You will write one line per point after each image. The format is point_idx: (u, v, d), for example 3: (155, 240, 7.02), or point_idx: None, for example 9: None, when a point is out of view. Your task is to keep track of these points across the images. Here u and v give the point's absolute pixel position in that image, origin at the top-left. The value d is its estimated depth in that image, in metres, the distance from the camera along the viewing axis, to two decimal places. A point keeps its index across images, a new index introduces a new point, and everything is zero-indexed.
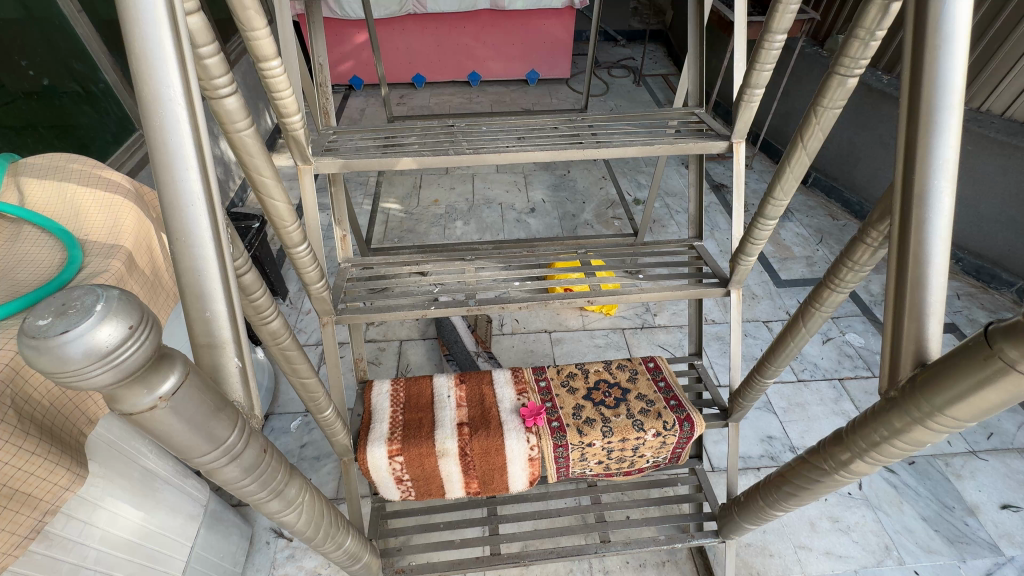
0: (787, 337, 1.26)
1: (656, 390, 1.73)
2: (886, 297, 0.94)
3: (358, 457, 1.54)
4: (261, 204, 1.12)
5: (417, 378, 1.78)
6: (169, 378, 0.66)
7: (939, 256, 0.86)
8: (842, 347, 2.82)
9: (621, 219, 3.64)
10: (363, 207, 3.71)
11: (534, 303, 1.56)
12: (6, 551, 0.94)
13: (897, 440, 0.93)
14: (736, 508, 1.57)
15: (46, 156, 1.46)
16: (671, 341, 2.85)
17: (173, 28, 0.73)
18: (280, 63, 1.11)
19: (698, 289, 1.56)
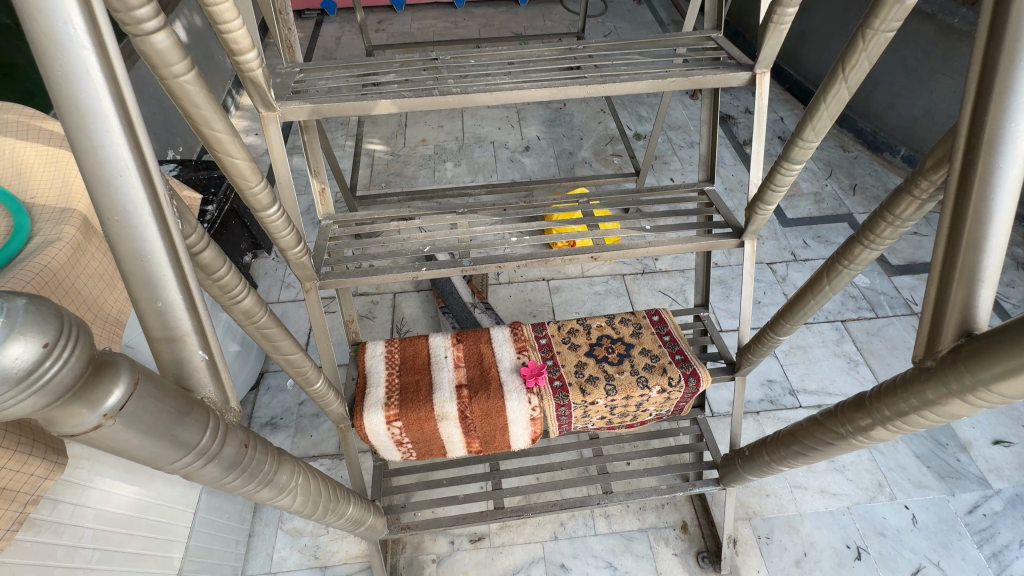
0: (806, 294, 1.17)
1: (660, 344, 1.67)
2: (932, 258, 0.83)
3: (355, 423, 1.50)
4: (218, 163, 0.96)
5: (412, 338, 1.70)
6: (113, 391, 0.56)
7: (1004, 213, 0.74)
8: (846, 288, 2.76)
9: (621, 156, 3.44)
10: (345, 148, 3.46)
11: (535, 261, 1.44)
12: None
13: (930, 410, 0.86)
14: (739, 460, 1.57)
15: None
16: (672, 286, 2.78)
17: None
18: None
19: (711, 240, 1.44)
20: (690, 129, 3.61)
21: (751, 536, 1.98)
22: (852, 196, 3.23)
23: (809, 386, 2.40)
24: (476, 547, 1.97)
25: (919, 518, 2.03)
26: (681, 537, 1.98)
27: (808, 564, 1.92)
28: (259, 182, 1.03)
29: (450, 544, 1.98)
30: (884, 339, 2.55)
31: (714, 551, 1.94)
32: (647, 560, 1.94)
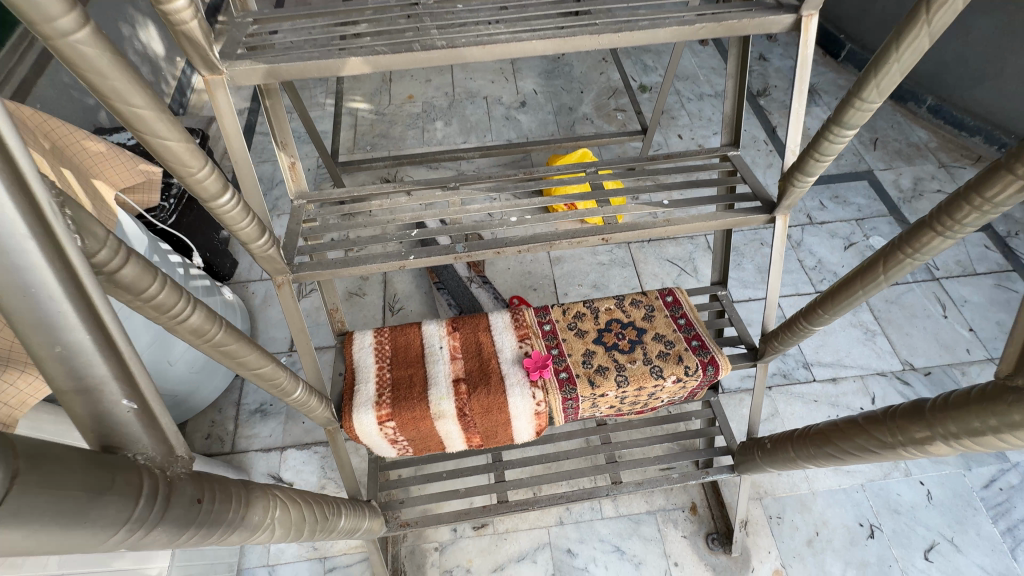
0: (853, 284, 1.01)
1: (676, 329, 1.52)
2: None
3: (344, 425, 1.37)
4: (146, 146, 0.77)
5: (403, 326, 1.56)
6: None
7: None
8: (865, 253, 2.60)
9: (625, 111, 3.17)
10: (325, 107, 3.17)
11: (538, 245, 1.25)
12: None
13: (1020, 432, 0.72)
14: (760, 452, 1.46)
15: None
16: (681, 254, 2.61)
17: None
18: None
19: (738, 217, 1.26)
20: (700, 80, 3.32)
21: (761, 516, 1.93)
22: (873, 152, 3.01)
23: (823, 358, 2.29)
24: (479, 534, 1.91)
25: (934, 493, 1.97)
26: (690, 519, 1.93)
27: (819, 543, 1.88)
28: (203, 166, 0.84)
29: (452, 532, 1.91)
30: (903, 307, 2.42)
31: (724, 532, 1.88)
32: (655, 543, 1.89)
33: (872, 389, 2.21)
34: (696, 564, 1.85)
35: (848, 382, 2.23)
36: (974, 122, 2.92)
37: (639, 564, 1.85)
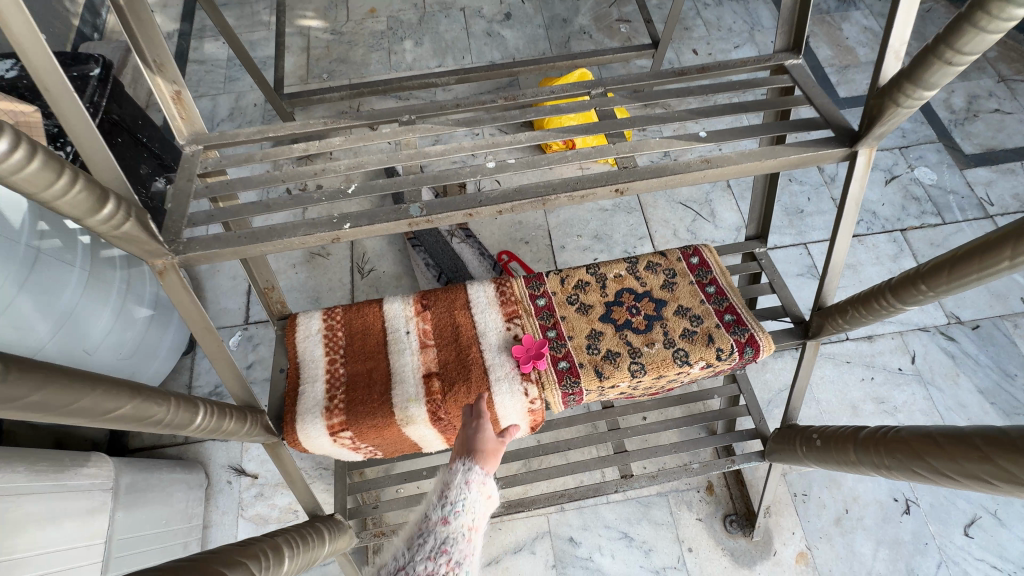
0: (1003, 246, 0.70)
1: (703, 300, 1.20)
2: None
3: (288, 438, 1.09)
4: None
5: (360, 306, 1.23)
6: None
7: None
8: (908, 188, 2.24)
9: (630, 23, 2.65)
10: (269, 27, 2.63)
11: (527, 202, 0.88)
12: None
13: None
14: (802, 446, 1.20)
15: None
16: (695, 196, 2.24)
17: None
18: None
19: (806, 154, 0.90)
20: None
21: (785, 495, 1.72)
22: None
23: None
24: None
25: None
26: (706, 500, 1.72)
27: (849, 522, 1.69)
28: (11, 147, 0.54)
29: None
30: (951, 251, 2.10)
31: (744, 514, 1.69)
32: (667, 527, 1.69)
33: (912, 347, 1.94)
34: (712, 549, 1.66)
35: (886, 340, 1.95)
36: None
37: (649, 551, 1.66)
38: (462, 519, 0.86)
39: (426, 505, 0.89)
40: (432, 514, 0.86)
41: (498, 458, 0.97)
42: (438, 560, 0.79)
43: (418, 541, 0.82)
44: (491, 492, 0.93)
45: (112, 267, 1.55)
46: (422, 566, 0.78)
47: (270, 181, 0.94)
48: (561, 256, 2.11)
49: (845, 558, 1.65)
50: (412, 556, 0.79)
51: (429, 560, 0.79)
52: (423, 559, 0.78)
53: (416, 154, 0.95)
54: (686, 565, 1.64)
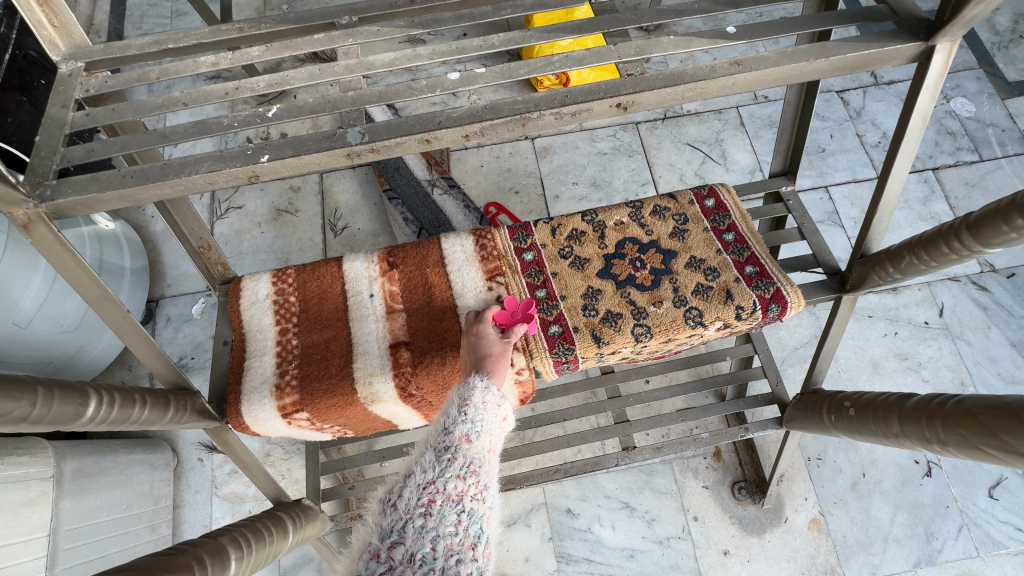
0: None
1: (720, 250, 1.02)
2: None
3: (233, 421, 0.93)
4: None
5: (315, 266, 1.04)
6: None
7: None
8: (943, 121, 2.00)
9: None
10: None
11: (500, 123, 0.68)
12: None
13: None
14: (832, 415, 1.04)
15: None
16: (704, 135, 2.00)
17: None
18: None
19: (869, 49, 0.68)
20: None
21: (799, 459, 1.60)
22: None
23: None
24: None
25: None
26: (713, 468, 1.60)
27: (866, 486, 1.58)
28: None
29: None
30: (987, 192, 1.89)
31: (754, 480, 1.57)
32: (672, 496, 1.58)
33: (940, 298, 1.77)
34: (720, 517, 1.56)
35: (912, 292, 1.78)
36: None
37: (652, 521, 1.56)
38: (484, 438, 0.72)
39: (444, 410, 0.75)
40: (453, 428, 0.71)
41: (507, 371, 0.84)
42: (468, 478, 0.67)
43: (443, 454, 0.68)
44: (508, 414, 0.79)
45: None
46: (452, 486, 0.65)
47: (169, 104, 0.73)
48: (554, 207, 1.91)
49: (861, 524, 1.54)
50: (442, 471, 0.66)
51: (458, 479, 0.66)
52: (454, 477, 0.66)
53: (358, 66, 0.73)
54: (690, 535, 1.54)
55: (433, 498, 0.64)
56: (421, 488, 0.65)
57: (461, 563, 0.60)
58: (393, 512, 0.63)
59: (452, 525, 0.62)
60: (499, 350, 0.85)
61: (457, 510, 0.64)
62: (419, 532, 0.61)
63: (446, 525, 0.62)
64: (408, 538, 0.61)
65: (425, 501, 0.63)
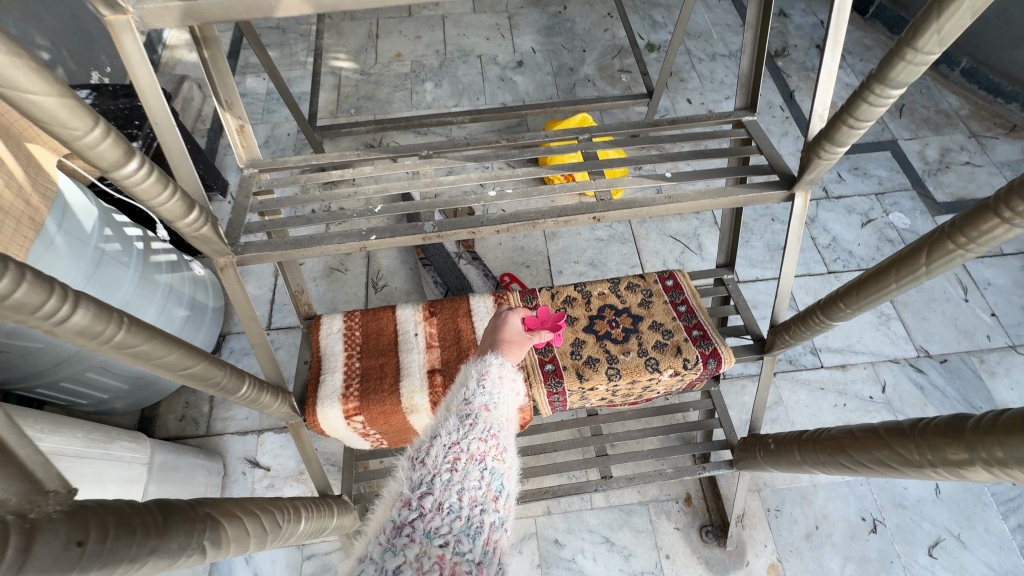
0: (947, 241, 0.74)
1: (675, 317, 1.38)
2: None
3: (308, 418, 1.26)
4: (6, 100, 0.61)
5: (376, 310, 1.42)
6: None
7: None
8: (883, 231, 2.42)
9: (630, 73, 2.92)
10: (305, 66, 2.93)
11: (519, 225, 1.09)
12: None
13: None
14: (762, 451, 1.34)
15: None
16: (685, 230, 2.44)
17: None
18: None
19: (752, 193, 1.09)
20: (714, 38, 3.05)
21: (759, 509, 1.84)
22: (899, 119, 2.77)
23: (833, 344, 2.15)
24: None
25: (943, 488, 1.87)
26: (684, 511, 1.84)
27: (819, 538, 1.79)
28: (141, 166, 0.76)
29: None
30: (921, 290, 2.26)
31: (719, 525, 1.80)
32: (647, 534, 1.81)
33: (883, 377, 2.08)
34: (689, 557, 1.77)
35: (858, 369, 2.09)
36: (1011, 87, 2.68)
37: (629, 556, 1.77)
38: (500, 409, 0.85)
39: (464, 389, 0.88)
40: (473, 400, 0.84)
41: (520, 352, 1.03)
42: (489, 441, 0.78)
43: (466, 419, 0.80)
44: (519, 387, 0.95)
45: (160, 272, 1.76)
46: (474, 446, 0.75)
47: (311, 200, 1.16)
48: (558, 280, 2.30)
49: (814, 572, 1.74)
50: (465, 434, 0.77)
51: (480, 441, 0.76)
52: (476, 439, 0.76)
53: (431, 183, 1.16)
54: (662, 571, 1.75)
55: (458, 456, 0.73)
56: (447, 448, 0.75)
57: (484, 511, 0.69)
58: (422, 467, 0.72)
59: (475, 479, 0.72)
60: (516, 336, 1.07)
61: (480, 467, 0.73)
62: (446, 483, 0.70)
63: (470, 479, 0.71)
64: (436, 489, 0.69)
65: (451, 458, 0.73)
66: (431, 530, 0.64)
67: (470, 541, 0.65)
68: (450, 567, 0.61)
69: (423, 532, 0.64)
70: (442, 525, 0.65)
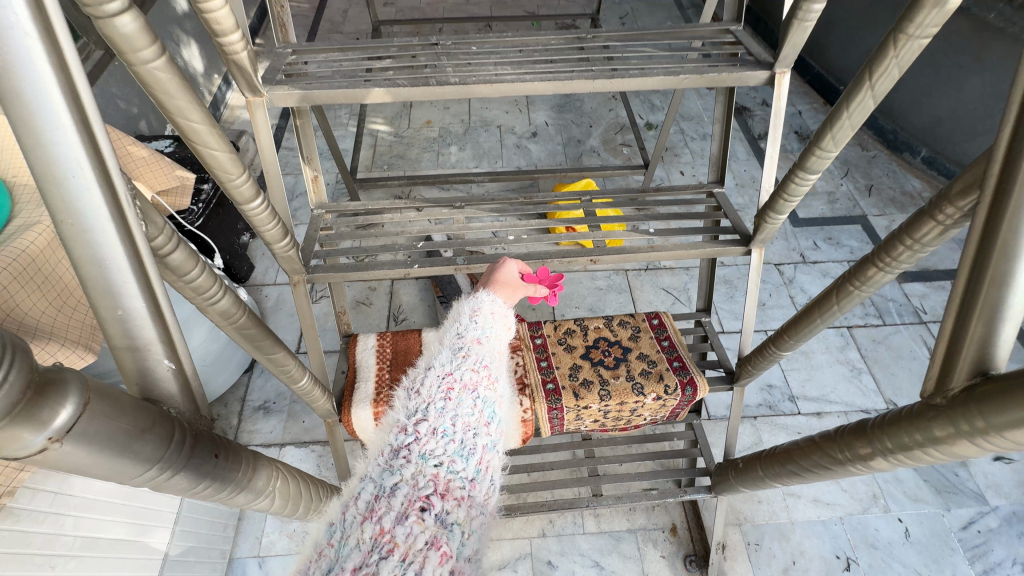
0: (849, 285, 0.99)
1: (658, 350, 1.62)
2: (959, 258, 0.75)
3: (343, 418, 1.48)
4: (196, 154, 0.91)
5: (405, 332, 1.67)
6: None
7: None
8: None
9: (631, 147, 3.32)
10: (348, 127, 3.37)
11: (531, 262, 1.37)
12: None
13: (990, 437, 0.72)
14: (733, 471, 1.52)
15: None
16: (676, 284, 2.71)
17: None
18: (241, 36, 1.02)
19: (717, 247, 1.38)
20: (704, 120, 3.49)
21: (740, 541, 1.97)
22: (868, 197, 3.12)
23: (809, 392, 2.35)
24: None
25: (912, 531, 2.00)
26: (670, 540, 1.97)
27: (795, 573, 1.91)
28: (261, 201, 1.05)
29: None
30: (890, 348, 2.48)
31: (702, 554, 1.93)
32: (634, 561, 1.93)
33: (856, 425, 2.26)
34: None
35: (832, 417, 2.28)
36: None
37: None
38: (491, 343, 0.91)
39: (456, 327, 0.93)
40: (465, 335, 0.90)
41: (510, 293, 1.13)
42: (480, 372, 0.83)
43: (458, 353, 0.85)
44: (511, 321, 1.03)
45: None
46: (467, 377, 0.81)
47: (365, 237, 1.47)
48: None
49: None
50: (458, 366, 0.82)
51: (472, 372, 0.82)
52: (468, 370, 0.82)
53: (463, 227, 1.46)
54: None
55: (452, 386, 0.79)
56: (441, 379, 0.80)
57: (477, 435, 0.74)
58: (418, 397, 0.77)
59: (468, 407, 0.77)
60: (511, 279, 1.16)
61: (472, 396, 0.79)
62: (440, 411, 0.75)
63: (464, 407, 0.77)
64: (431, 416, 0.74)
65: (444, 389, 0.78)
66: (426, 451, 0.69)
67: (462, 460, 0.70)
68: (445, 482, 0.67)
69: (419, 453, 0.69)
70: (437, 447, 0.70)
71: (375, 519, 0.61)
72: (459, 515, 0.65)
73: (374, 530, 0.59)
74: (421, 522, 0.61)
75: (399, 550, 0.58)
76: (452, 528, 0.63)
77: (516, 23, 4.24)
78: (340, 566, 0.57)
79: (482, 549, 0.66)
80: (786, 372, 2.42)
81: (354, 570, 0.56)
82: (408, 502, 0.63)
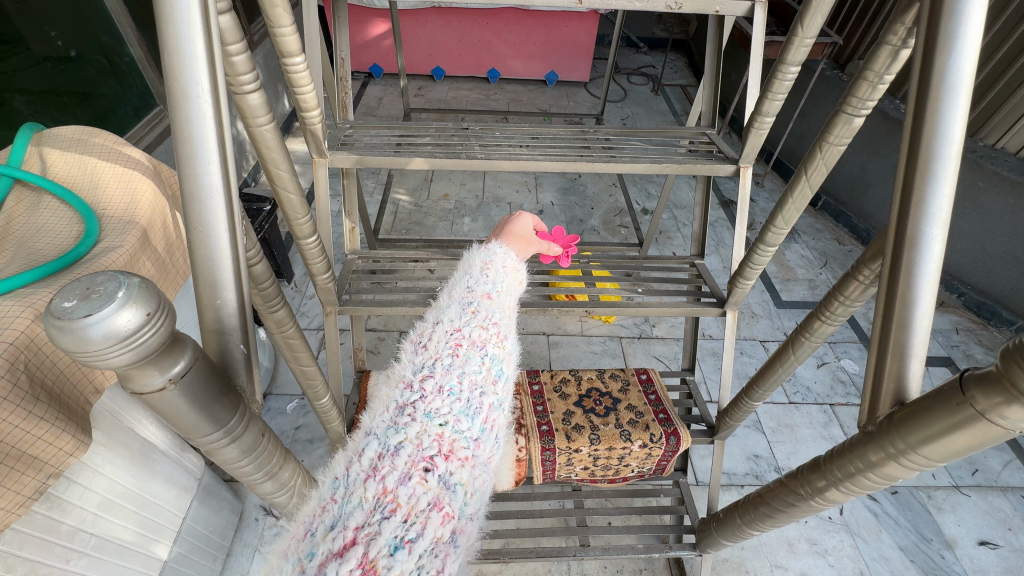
0: (800, 335, 1.18)
1: (645, 402, 1.76)
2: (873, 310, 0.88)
3: None
4: (275, 196, 1.15)
5: None
6: (131, 311, 0.60)
7: (924, 316, 0.81)
8: (836, 372, 2.85)
9: (628, 228, 3.66)
10: (374, 195, 3.75)
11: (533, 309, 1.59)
12: (9, 510, 0.88)
13: (910, 456, 0.78)
14: (714, 524, 1.59)
15: (69, 129, 1.49)
16: (667, 353, 2.88)
17: (207, 44, 0.76)
18: (319, 113, 1.31)
19: (696, 307, 1.58)
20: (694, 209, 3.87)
21: None
22: None
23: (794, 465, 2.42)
24: None
25: None
26: None
27: None
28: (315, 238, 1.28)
29: None
30: None
31: None
32: None
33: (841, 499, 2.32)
34: None
35: None
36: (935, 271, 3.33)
37: None
38: (501, 297, 0.98)
39: (467, 280, 0.99)
40: (476, 290, 0.97)
41: (520, 245, 1.17)
42: (488, 330, 0.89)
43: (468, 309, 0.92)
44: (522, 277, 1.08)
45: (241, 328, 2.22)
46: (476, 333, 0.88)
47: None
48: None
49: None
50: (466, 322, 0.89)
51: (481, 329, 0.89)
52: (477, 328, 0.88)
53: None
54: None
55: (460, 343, 0.86)
56: (450, 336, 0.87)
57: (482, 394, 0.82)
58: (426, 352, 0.85)
59: (475, 364, 0.84)
60: (523, 233, 1.20)
61: (480, 353, 0.86)
62: (447, 368, 0.82)
63: (472, 364, 0.84)
64: (438, 373, 0.81)
65: (452, 345, 0.85)
66: (431, 410, 0.76)
67: (467, 420, 0.78)
68: (448, 443, 0.74)
69: (424, 412, 0.76)
70: (442, 406, 0.77)
71: (378, 478, 0.67)
72: (462, 476, 0.73)
73: (376, 490, 0.66)
74: (424, 483, 0.69)
75: (402, 511, 0.65)
76: (454, 489, 0.71)
77: (530, 118, 4.81)
78: (343, 522, 0.64)
79: (481, 506, 0.75)
80: (771, 444, 2.51)
81: (356, 529, 0.63)
82: (412, 463, 0.70)
